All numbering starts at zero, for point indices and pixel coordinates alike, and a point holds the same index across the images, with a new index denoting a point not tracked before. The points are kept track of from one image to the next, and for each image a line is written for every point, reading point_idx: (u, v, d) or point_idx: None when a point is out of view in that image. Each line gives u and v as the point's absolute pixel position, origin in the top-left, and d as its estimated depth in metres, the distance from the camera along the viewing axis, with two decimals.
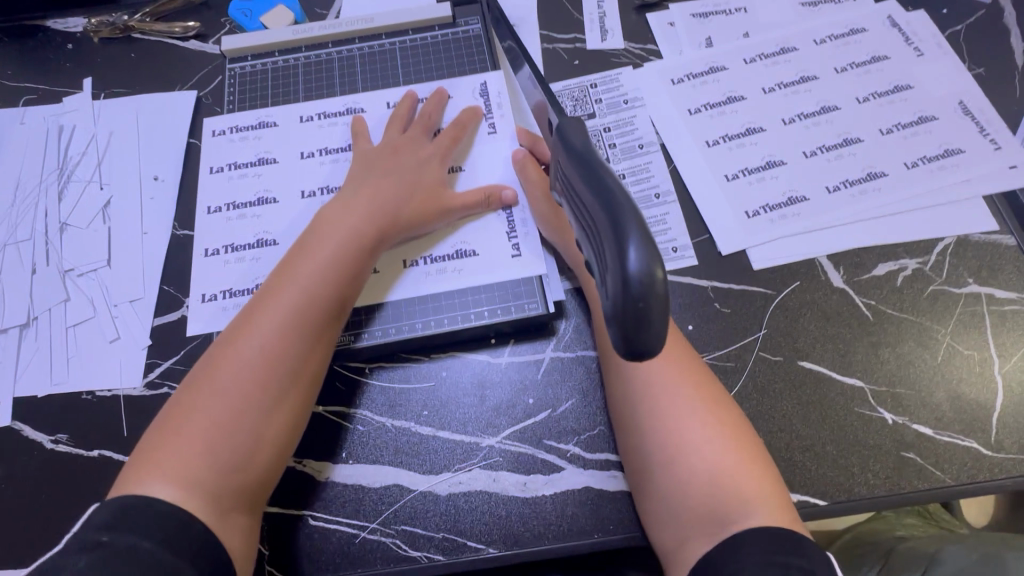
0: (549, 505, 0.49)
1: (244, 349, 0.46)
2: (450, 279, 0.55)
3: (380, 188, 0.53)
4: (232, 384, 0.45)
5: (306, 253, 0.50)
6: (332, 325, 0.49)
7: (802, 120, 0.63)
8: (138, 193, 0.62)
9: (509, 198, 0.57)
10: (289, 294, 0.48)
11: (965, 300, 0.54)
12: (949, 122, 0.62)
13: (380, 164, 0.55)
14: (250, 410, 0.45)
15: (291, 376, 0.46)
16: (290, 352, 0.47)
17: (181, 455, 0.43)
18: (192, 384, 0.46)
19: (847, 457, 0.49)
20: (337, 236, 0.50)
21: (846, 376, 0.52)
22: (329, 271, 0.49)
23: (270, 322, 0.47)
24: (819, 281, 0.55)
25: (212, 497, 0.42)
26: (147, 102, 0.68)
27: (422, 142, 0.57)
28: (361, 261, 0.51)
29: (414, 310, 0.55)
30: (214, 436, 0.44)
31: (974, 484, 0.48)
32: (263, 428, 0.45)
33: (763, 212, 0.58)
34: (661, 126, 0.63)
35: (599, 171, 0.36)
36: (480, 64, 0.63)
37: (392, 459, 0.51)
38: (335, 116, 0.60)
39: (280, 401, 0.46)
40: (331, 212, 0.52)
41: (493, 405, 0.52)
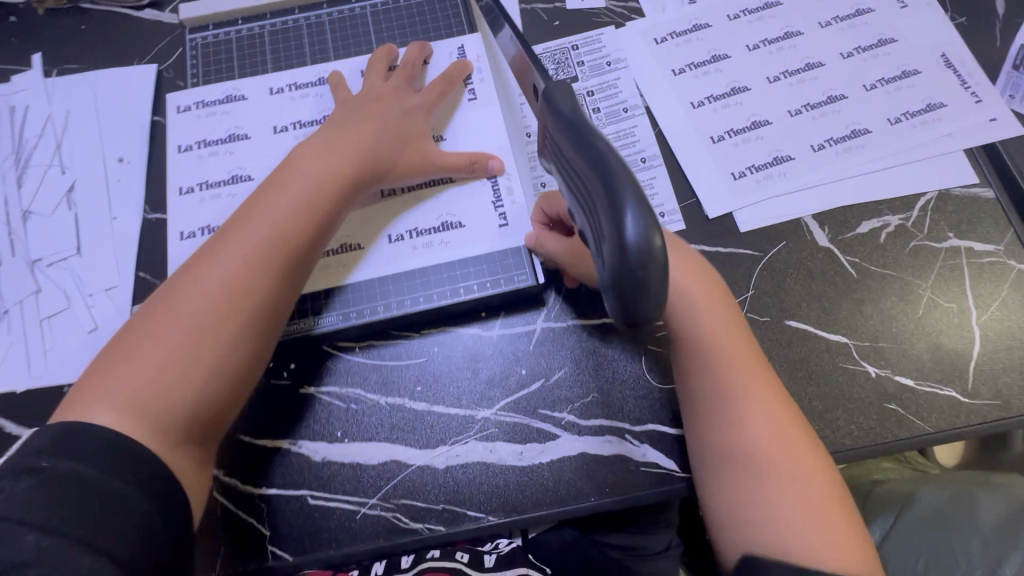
0: (545, 472, 0.49)
1: (204, 284, 0.45)
2: (437, 249, 0.55)
3: (359, 131, 0.52)
4: (190, 315, 0.44)
5: (275, 191, 0.48)
6: (299, 266, 0.48)
7: (786, 78, 0.62)
8: (104, 176, 0.60)
9: (495, 168, 0.55)
10: (253, 232, 0.47)
11: (945, 254, 0.55)
12: (931, 75, 0.61)
13: (364, 110, 0.54)
14: (207, 342, 0.44)
15: (253, 312, 0.45)
16: (252, 286, 0.45)
17: (131, 382, 0.42)
18: (149, 313, 0.45)
19: (832, 411, 0.51)
20: (311, 176, 0.49)
21: (831, 333, 0.53)
22: (298, 209, 0.48)
23: (233, 259, 0.46)
24: (805, 241, 0.56)
25: (162, 424, 0.42)
26: (105, 78, 0.64)
27: (407, 92, 0.56)
28: (331, 203, 0.50)
29: (402, 287, 0.53)
30: (169, 369, 0.43)
31: (952, 431, 0.50)
32: (219, 362, 0.44)
33: (749, 173, 0.58)
34: (645, 88, 0.62)
35: (588, 137, 0.33)
36: (457, 26, 0.60)
37: (388, 436, 0.51)
38: (306, 86, 0.58)
39: (239, 336, 0.45)
40: (305, 153, 0.51)
41: (487, 377, 0.52)
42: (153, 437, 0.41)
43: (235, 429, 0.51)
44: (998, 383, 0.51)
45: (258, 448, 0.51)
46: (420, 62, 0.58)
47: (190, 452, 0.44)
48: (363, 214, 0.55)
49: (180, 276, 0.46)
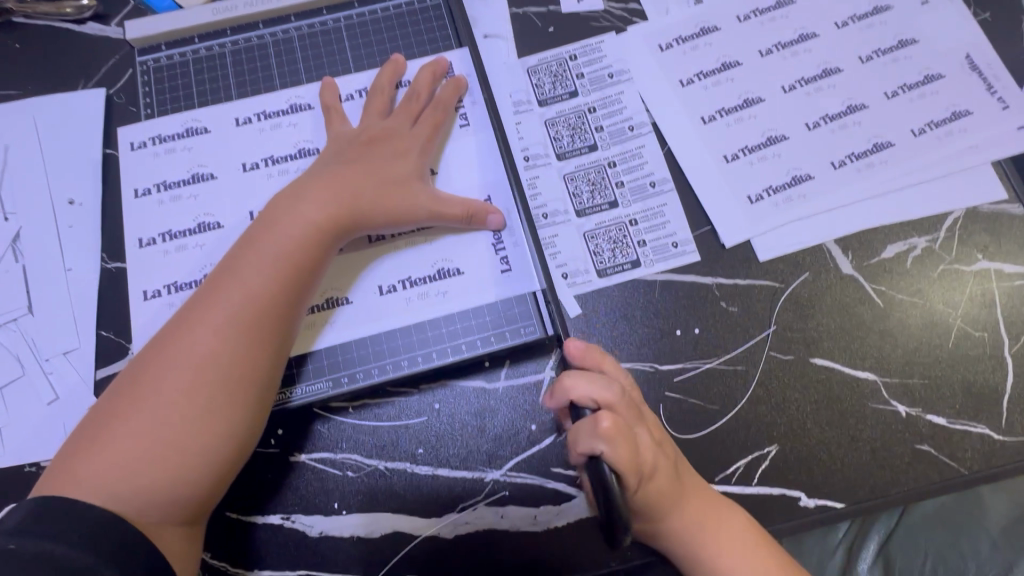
0: (562, 538, 0.46)
1: (182, 351, 0.41)
2: (430, 301, 0.50)
3: (348, 174, 0.48)
4: (169, 384, 0.40)
5: (258, 244, 0.45)
6: (286, 325, 0.44)
7: (803, 87, 0.57)
8: (53, 221, 0.53)
9: (494, 223, 0.50)
10: (234, 290, 0.43)
11: (975, 278, 0.52)
12: (956, 79, 0.57)
13: (354, 154, 0.49)
14: (188, 414, 0.40)
15: (236, 378, 0.41)
16: (234, 351, 0.41)
17: (106, 461, 0.39)
18: (126, 385, 0.41)
19: (863, 455, 0.48)
20: (294, 225, 0.45)
21: (858, 370, 0.50)
22: (282, 262, 0.44)
23: (212, 321, 0.42)
24: (828, 270, 0.52)
25: (141, 505, 0.38)
26: (46, 106, 0.56)
27: (404, 128, 0.51)
28: (317, 254, 0.45)
29: (393, 334, 0.49)
30: (149, 445, 0.39)
31: (986, 470, 0.47)
32: (201, 435, 0.40)
33: (766, 196, 0.54)
34: (651, 102, 0.56)
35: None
36: (444, 39, 0.56)
37: (390, 505, 0.47)
38: (276, 117, 0.52)
39: (221, 405, 0.41)
40: (287, 201, 0.47)
41: (494, 435, 0.48)
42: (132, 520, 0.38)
43: (221, 506, 0.47)
44: None
45: (248, 525, 0.46)
46: (429, 90, 0.52)
47: (173, 535, 0.40)
48: (352, 263, 0.51)
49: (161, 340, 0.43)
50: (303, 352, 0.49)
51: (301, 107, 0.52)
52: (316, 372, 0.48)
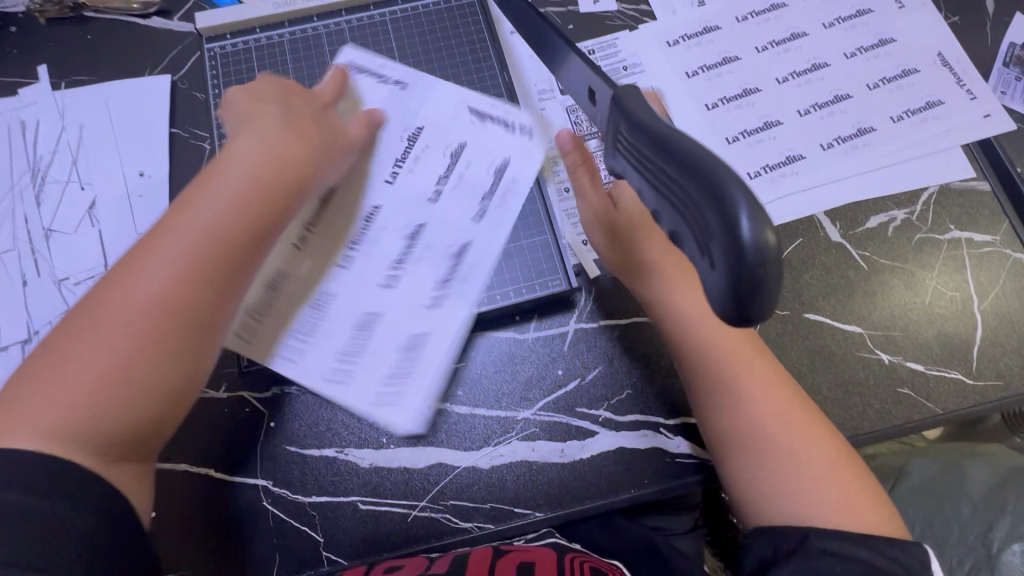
0: (586, 468, 0.52)
1: (124, 296, 0.42)
2: (464, 261, 0.55)
3: (244, 134, 0.50)
4: (110, 330, 0.41)
5: (193, 197, 0.46)
6: (242, 275, 0.46)
7: (795, 79, 0.64)
8: (125, 191, 0.59)
9: (450, 151, 0.57)
10: (171, 240, 0.44)
11: (948, 245, 0.59)
12: (930, 74, 0.64)
13: (307, 119, 0.53)
14: (146, 357, 0.42)
15: (193, 324, 0.43)
16: (177, 299, 0.43)
17: (49, 402, 0.40)
18: (70, 327, 0.42)
19: (851, 397, 0.54)
20: (227, 180, 0.47)
21: (845, 324, 0.56)
22: (210, 216, 0.45)
23: (148, 268, 0.43)
24: (818, 237, 0.59)
25: (87, 448, 0.40)
26: (118, 90, 0.63)
27: (371, 121, 0.56)
28: (276, 209, 0.48)
29: (433, 289, 0.54)
30: (100, 386, 0.41)
31: (959, 410, 0.54)
32: (146, 379, 0.42)
33: (763, 173, 0.61)
34: (661, 92, 0.63)
35: (662, 127, 0.27)
36: (477, 30, 0.63)
37: (433, 440, 0.52)
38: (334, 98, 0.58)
39: (182, 349, 0.43)
40: (225, 155, 0.48)
41: (525, 379, 0.54)
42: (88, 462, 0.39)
43: (281, 440, 0.52)
44: (1000, 365, 0.55)
45: (305, 457, 0.52)
46: (341, 79, 0.58)
47: (126, 473, 0.42)
48: (393, 223, 0.56)
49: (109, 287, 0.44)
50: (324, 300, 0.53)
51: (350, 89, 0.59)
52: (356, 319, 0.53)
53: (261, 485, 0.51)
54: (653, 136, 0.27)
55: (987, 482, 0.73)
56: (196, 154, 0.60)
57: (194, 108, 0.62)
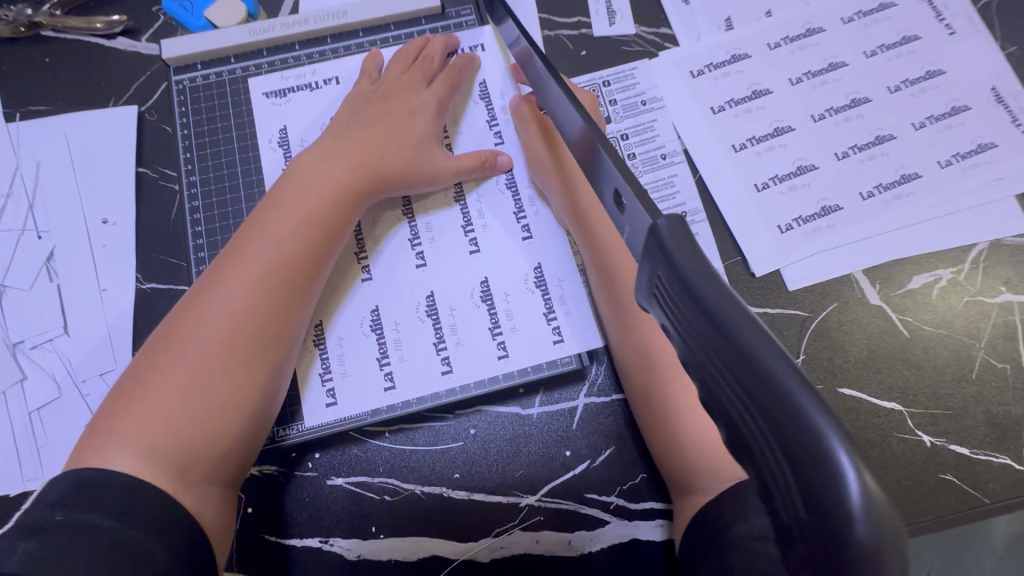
0: (595, 562, 0.47)
1: (206, 310, 0.43)
2: (467, 330, 0.50)
3: (353, 139, 0.50)
4: (188, 351, 0.42)
5: (279, 208, 0.46)
6: (308, 283, 0.46)
7: (832, 116, 0.58)
8: (86, 240, 0.53)
9: (505, 164, 0.53)
10: (257, 249, 0.45)
11: (998, 310, 0.53)
12: (982, 112, 0.58)
13: (373, 115, 0.51)
14: (222, 373, 0.42)
15: (263, 338, 0.43)
16: (252, 313, 0.43)
17: (141, 419, 0.40)
18: (151, 348, 0.43)
19: (888, 484, 0.49)
20: (316, 189, 0.47)
21: (884, 400, 0.51)
22: (302, 225, 0.46)
23: (230, 280, 0.44)
24: (856, 300, 0.53)
25: (172, 470, 0.39)
26: (79, 123, 0.56)
27: (406, 113, 0.52)
28: (343, 208, 0.47)
29: (420, 362, 0.49)
30: (183, 398, 0.40)
31: (1008, 500, 0.49)
32: (226, 396, 0.42)
33: (796, 226, 0.55)
34: (684, 130, 0.57)
35: (747, 336, 0.21)
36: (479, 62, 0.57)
37: (427, 529, 0.47)
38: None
39: (254, 363, 0.43)
40: (308, 164, 0.48)
41: (529, 460, 0.49)
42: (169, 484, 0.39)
43: (260, 528, 0.47)
44: None
45: (286, 547, 0.47)
46: (440, 57, 0.55)
47: (210, 495, 0.41)
48: (386, 283, 0.51)
49: (176, 314, 0.44)
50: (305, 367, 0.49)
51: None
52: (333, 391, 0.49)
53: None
54: (733, 346, 0.21)
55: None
56: (166, 198, 0.54)
57: (162, 144, 0.56)
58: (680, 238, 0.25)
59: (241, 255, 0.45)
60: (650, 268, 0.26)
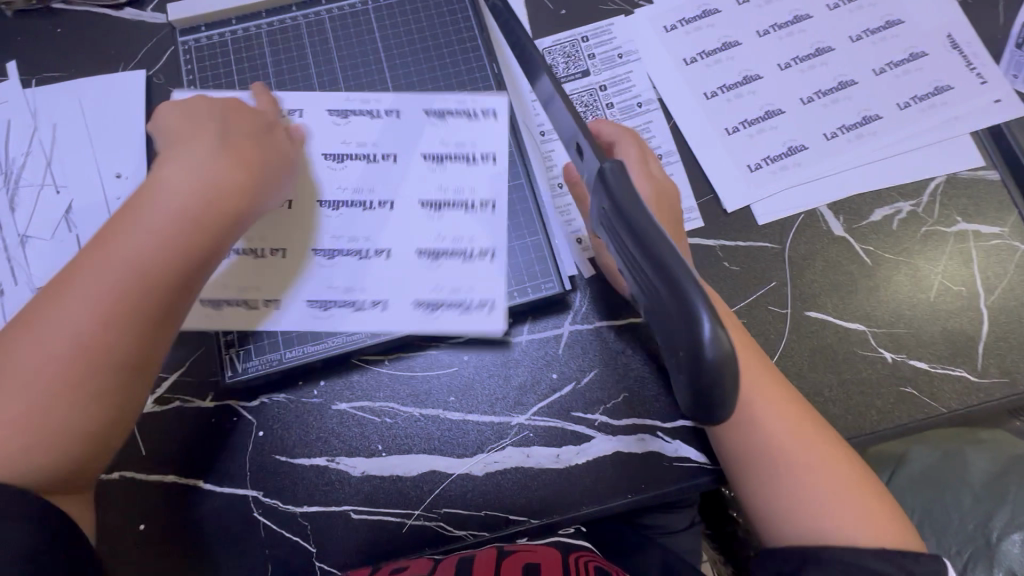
0: (582, 474, 0.51)
1: (74, 303, 0.40)
2: (448, 282, 0.52)
3: (176, 139, 0.47)
4: (56, 347, 0.39)
5: (148, 201, 0.43)
6: (189, 293, 0.43)
7: (798, 64, 0.61)
8: (102, 193, 0.57)
9: (435, 136, 0.55)
10: (124, 244, 0.42)
11: (954, 239, 0.57)
12: (938, 57, 0.61)
13: (257, 121, 0.50)
14: (76, 394, 0.39)
15: (123, 359, 0.41)
16: (122, 310, 0.40)
17: (5, 415, 0.38)
18: (10, 339, 0.40)
19: (853, 396, 0.53)
20: (168, 198, 0.43)
21: (848, 321, 0.55)
22: (172, 230, 0.42)
23: (97, 274, 0.41)
24: (821, 231, 0.57)
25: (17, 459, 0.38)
26: (92, 87, 0.60)
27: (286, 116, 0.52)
28: (222, 209, 0.45)
29: (406, 294, 0.52)
30: (47, 397, 0.39)
31: (964, 409, 0.53)
32: (80, 399, 0.39)
33: (764, 165, 0.58)
34: (659, 80, 0.61)
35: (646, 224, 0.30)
36: (465, 21, 0.61)
37: (426, 447, 0.51)
38: (346, 113, 0.56)
39: (108, 388, 0.40)
40: (183, 156, 0.46)
41: (519, 383, 0.53)
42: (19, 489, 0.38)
43: (270, 450, 0.51)
44: (1006, 361, 0.53)
45: (296, 466, 0.51)
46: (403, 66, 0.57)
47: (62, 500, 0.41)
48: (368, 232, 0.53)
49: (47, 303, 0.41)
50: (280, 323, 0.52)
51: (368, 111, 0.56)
52: (322, 317, 0.52)
53: (252, 495, 0.50)
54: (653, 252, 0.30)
55: (987, 471, 0.67)
56: None
57: None
58: (619, 178, 0.33)
59: (98, 258, 0.41)
60: (597, 199, 0.34)
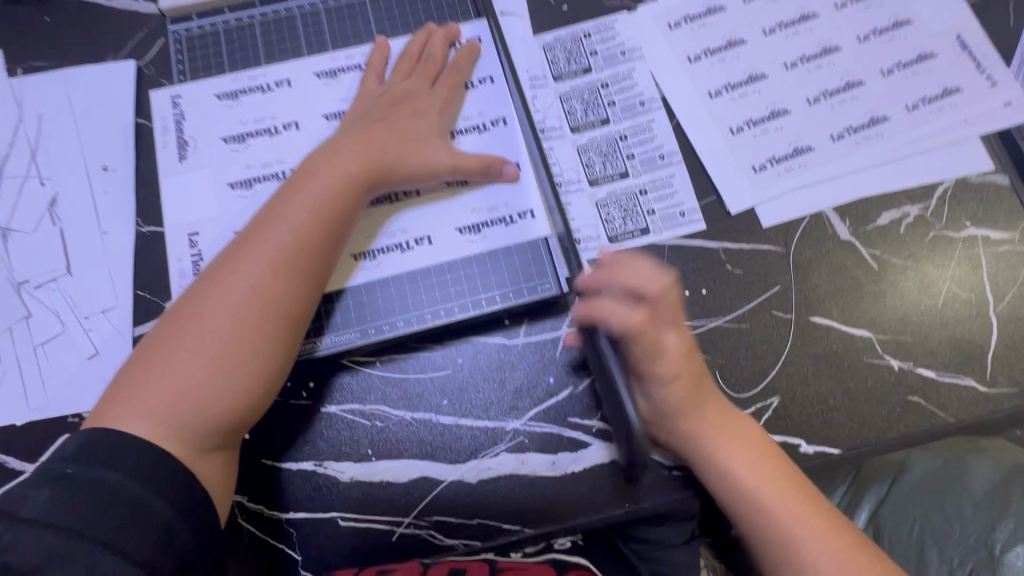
0: (578, 482, 0.49)
1: (230, 290, 0.43)
2: (487, 205, 0.54)
3: (388, 128, 0.51)
4: (212, 326, 0.42)
5: (296, 194, 0.47)
6: (329, 259, 0.47)
7: (804, 64, 0.60)
8: (88, 186, 0.55)
9: (510, 173, 0.54)
10: (278, 232, 0.45)
11: (963, 244, 0.55)
12: (947, 58, 0.60)
13: (381, 112, 0.53)
14: (248, 349, 0.42)
15: (285, 311, 0.44)
16: (273, 293, 0.43)
17: (163, 392, 0.41)
18: (169, 326, 0.43)
19: (857, 405, 0.51)
20: (336, 173, 0.48)
21: (854, 328, 0.53)
22: (326, 200, 0.47)
23: (256, 261, 0.44)
24: (827, 235, 0.55)
25: (186, 437, 0.40)
26: (80, 76, 0.58)
27: (427, 88, 0.55)
28: (358, 199, 0.48)
29: (405, 290, 0.52)
30: (209, 372, 0.41)
31: (971, 419, 0.51)
32: (239, 373, 0.42)
33: (769, 165, 0.57)
34: (661, 78, 0.59)
35: None
36: (463, 12, 0.59)
37: (417, 452, 0.50)
38: (335, 73, 0.57)
39: (273, 340, 0.43)
40: (322, 154, 0.49)
41: (515, 387, 0.51)
42: (184, 445, 0.40)
43: (257, 453, 0.49)
44: (1014, 371, 0.52)
45: (283, 470, 0.49)
46: (443, 52, 0.56)
47: (216, 460, 0.42)
48: (376, 228, 0.53)
49: (192, 295, 0.44)
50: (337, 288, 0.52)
51: (353, 65, 0.57)
52: (320, 316, 0.51)
53: (237, 499, 0.48)
54: None
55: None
56: None
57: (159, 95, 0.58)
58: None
59: (273, 230, 0.45)
60: None
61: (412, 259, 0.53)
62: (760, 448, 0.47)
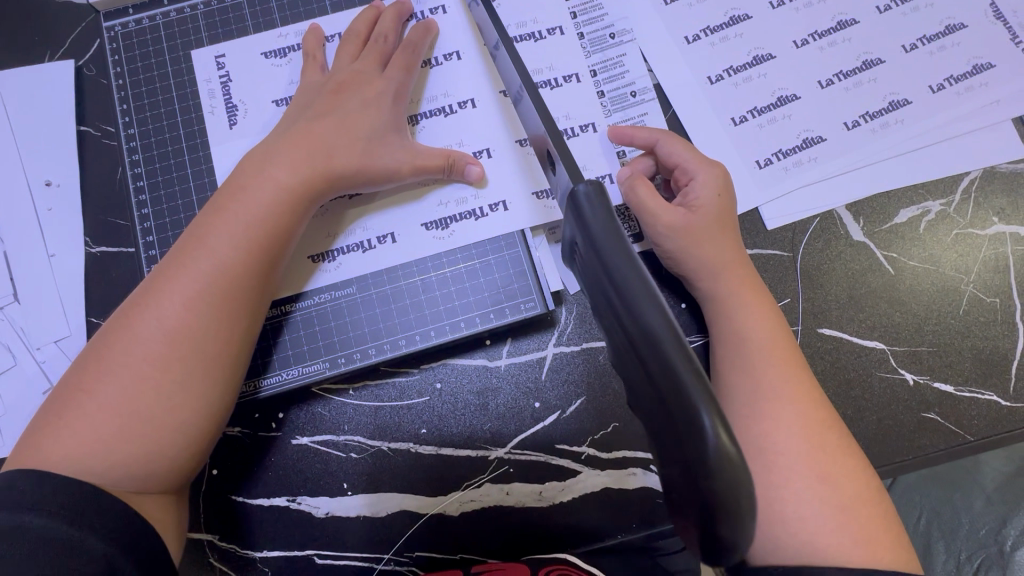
0: (567, 512, 0.46)
1: (148, 323, 0.38)
2: (455, 196, 0.49)
3: (328, 127, 0.45)
4: (126, 362, 0.38)
5: (221, 216, 0.41)
6: (255, 297, 0.41)
7: (817, 41, 0.54)
8: (30, 203, 0.51)
9: (475, 175, 0.47)
10: (192, 264, 0.40)
11: (989, 243, 0.50)
12: (978, 29, 0.53)
13: (326, 102, 0.46)
14: (151, 393, 0.37)
15: (201, 352, 0.39)
16: (184, 332, 0.38)
17: (80, 429, 0.36)
18: (93, 351, 0.39)
19: (868, 424, 0.47)
20: (264, 193, 0.42)
21: (866, 340, 0.49)
22: (255, 224, 0.41)
23: (175, 293, 0.39)
24: (838, 236, 0.51)
25: (114, 477, 0.36)
26: (12, 80, 0.53)
27: (376, 74, 0.48)
28: (292, 223, 0.43)
29: (376, 312, 0.48)
30: (130, 415, 0.37)
31: (993, 436, 0.47)
32: (161, 417, 0.37)
33: (775, 160, 0.51)
34: (655, 63, 0.53)
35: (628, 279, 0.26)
36: None
37: (395, 485, 0.47)
38: (239, 70, 0.51)
39: (189, 384, 0.38)
40: (254, 165, 0.43)
41: (497, 412, 0.47)
42: (120, 484, 0.36)
43: (225, 490, 0.47)
44: None
45: (254, 508, 0.46)
46: (394, 32, 0.50)
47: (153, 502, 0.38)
48: (334, 229, 0.48)
49: (113, 323, 0.40)
50: (297, 290, 0.48)
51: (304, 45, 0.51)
52: (275, 331, 0.48)
53: (207, 539, 0.46)
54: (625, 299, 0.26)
55: None
56: (110, 156, 0.52)
57: (102, 100, 0.53)
58: (597, 208, 0.29)
59: (188, 262, 0.40)
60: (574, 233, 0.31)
61: (373, 261, 0.48)
62: (778, 357, 0.40)
